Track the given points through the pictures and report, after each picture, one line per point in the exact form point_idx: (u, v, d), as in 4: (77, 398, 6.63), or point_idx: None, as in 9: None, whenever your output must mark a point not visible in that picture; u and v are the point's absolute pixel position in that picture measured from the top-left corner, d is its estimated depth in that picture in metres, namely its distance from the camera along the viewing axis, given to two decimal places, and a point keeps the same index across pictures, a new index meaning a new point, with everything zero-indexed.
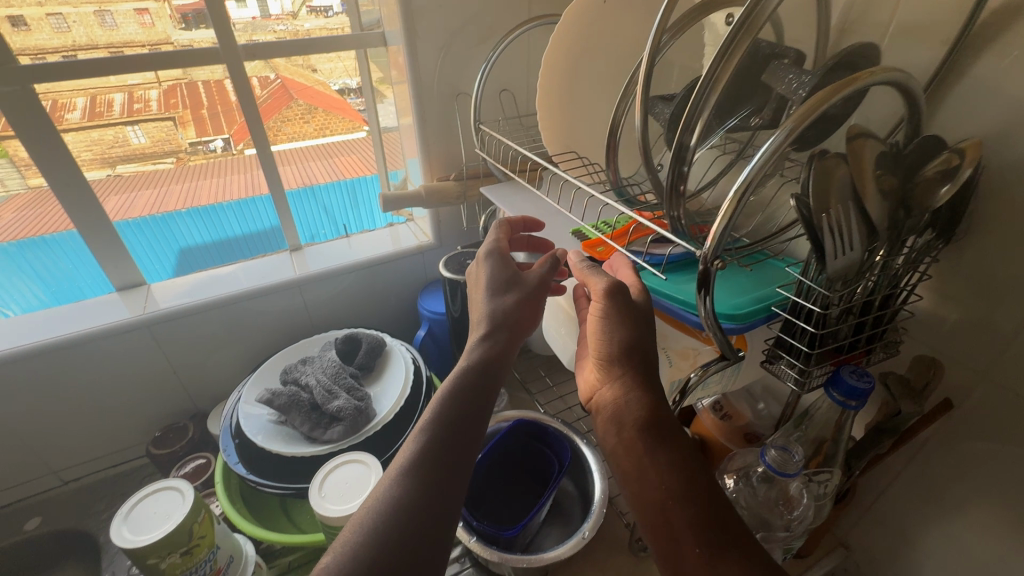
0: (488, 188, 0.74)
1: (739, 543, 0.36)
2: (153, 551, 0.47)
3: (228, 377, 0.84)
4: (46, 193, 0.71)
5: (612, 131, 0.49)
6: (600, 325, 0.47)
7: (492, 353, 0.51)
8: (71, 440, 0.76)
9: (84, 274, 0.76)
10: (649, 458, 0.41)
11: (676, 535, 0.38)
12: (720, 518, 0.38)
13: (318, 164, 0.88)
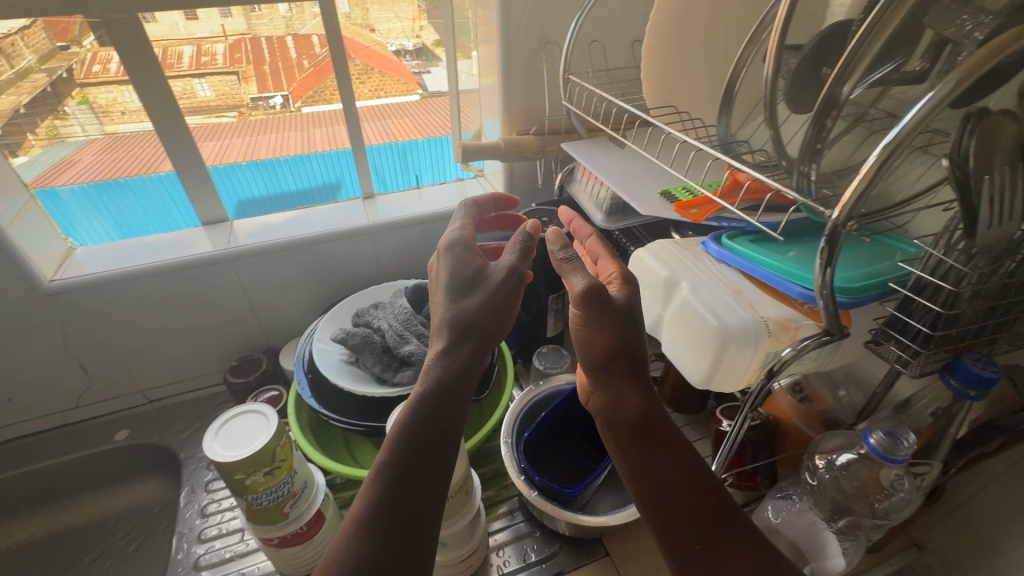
0: (569, 145, 0.71)
1: (738, 543, 0.38)
2: (240, 468, 0.50)
3: (298, 318, 0.87)
4: (123, 139, 0.73)
5: (730, 81, 0.49)
6: (582, 332, 0.44)
7: (454, 369, 0.43)
8: (157, 362, 0.81)
9: (152, 218, 0.80)
10: (643, 461, 0.41)
11: (678, 536, 0.39)
12: (718, 521, 0.39)
13: (371, 125, 0.85)
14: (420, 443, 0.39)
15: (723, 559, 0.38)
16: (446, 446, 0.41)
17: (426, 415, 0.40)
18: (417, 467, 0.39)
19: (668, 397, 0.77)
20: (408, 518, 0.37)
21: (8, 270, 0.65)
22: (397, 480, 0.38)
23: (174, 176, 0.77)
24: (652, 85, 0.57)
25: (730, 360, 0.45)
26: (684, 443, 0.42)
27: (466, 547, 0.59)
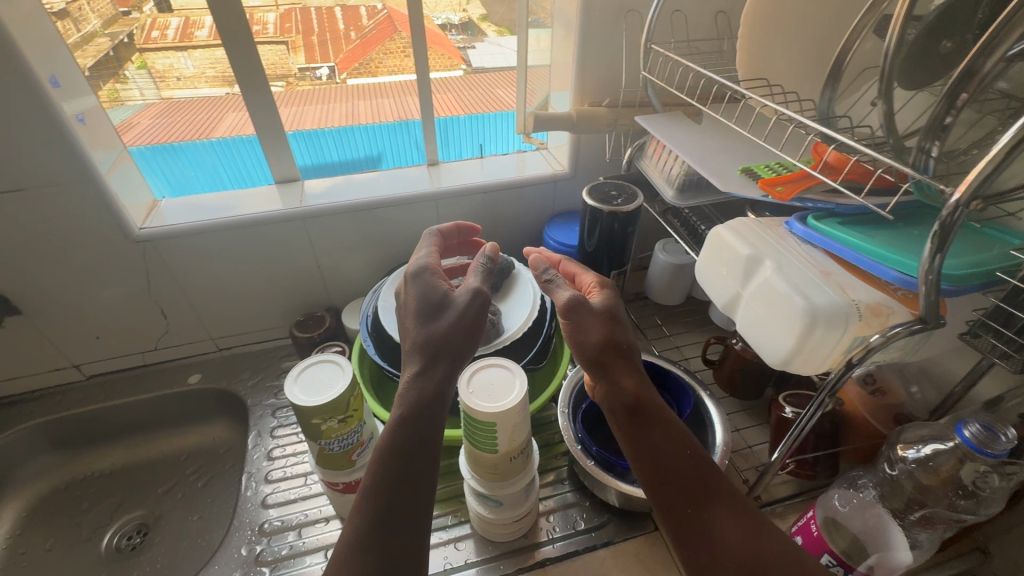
0: (643, 119, 0.70)
1: (725, 503, 0.42)
2: (318, 413, 0.52)
3: (360, 279, 0.89)
4: (178, 104, 0.78)
5: (839, 60, 0.50)
6: (571, 329, 0.50)
7: (428, 388, 0.47)
8: (229, 312, 0.86)
9: (201, 180, 0.81)
10: (640, 440, 0.46)
11: (670, 500, 0.43)
12: (706, 487, 0.43)
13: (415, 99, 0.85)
14: (421, 419, 0.45)
15: (713, 518, 0.42)
16: (439, 425, 0.46)
17: (420, 400, 0.46)
18: (418, 441, 0.44)
19: (724, 380, 0.76)
20: (407, 485, 0.42)
21: (105, 217, 0.70)
22: (401, 452, 0.43)
23: (226, 140, 0.79)
24: (746, 56, 0.56)
25: (813, 341, 0.43)
26: (674, 422, 0.46)
27: (520, 509, 0.61)
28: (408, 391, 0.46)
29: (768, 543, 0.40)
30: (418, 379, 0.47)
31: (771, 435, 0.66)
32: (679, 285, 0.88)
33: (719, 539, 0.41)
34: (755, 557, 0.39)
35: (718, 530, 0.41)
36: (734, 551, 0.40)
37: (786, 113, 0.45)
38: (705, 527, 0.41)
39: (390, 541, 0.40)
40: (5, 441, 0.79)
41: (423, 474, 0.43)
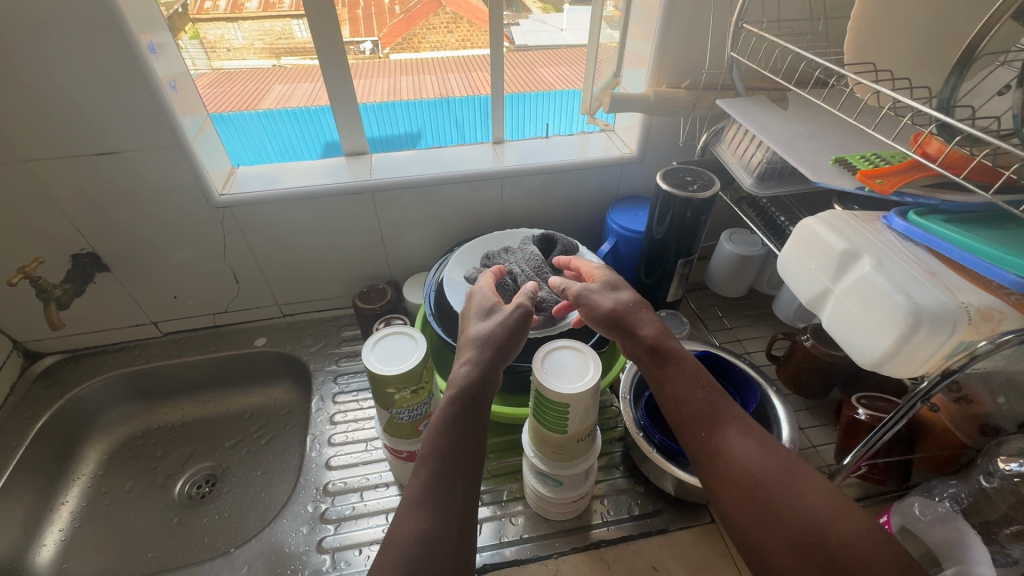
0: (724, 102, 0.68)
1: (734, 427, 0.47)
2: (393, 382, 0.54)
3: (420, 255, 0.91)
4: (227, 76, 0.79)
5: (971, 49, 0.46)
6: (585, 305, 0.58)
7: (475, 374, 0.50)
8: (295, 280, 0.89)
9: (250, 151, 0.83)
10: (661, 379, 0.52)
11: (688, 428, 0.49)
12: (718, 416, 0.48)
13: (456, 78, 0.85)
14: (470, 396, 0.49)
15: (724, 439, 0.47)
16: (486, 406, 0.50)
17: (470, 384, 0.50)
18: (467, 416, 0.48)
19: (788, 376, 0.74)
20: (455, 452, 0.46)
21: (189, 181, 0.73)
22: (449, 425, 0.47)
23: (272, 112, 0.80)
24: (855, 42, 0.55)
25: (914, 345, 0.41)
26: (690, 364, 0.52)
27: (578, 490, 0.61)
28: (458, 376, 0.50)
29: (777, 461, 0.44)
30: (469, 364, 0.51)
31: (840, 436, 0.65)
32: (743, 276, 0.85)
33: (730, 456, 0.46)
34: (762, 470, 0.44)
35: (727, 450, 0.46)
36: (742, 465, 0.45)
37: (901, 101, 0.42)
38: (716, 447, 0.47)
39: (440, 499, 0.43)
40: (91, 388, 0.85)
41: (473, 449, 0.47)
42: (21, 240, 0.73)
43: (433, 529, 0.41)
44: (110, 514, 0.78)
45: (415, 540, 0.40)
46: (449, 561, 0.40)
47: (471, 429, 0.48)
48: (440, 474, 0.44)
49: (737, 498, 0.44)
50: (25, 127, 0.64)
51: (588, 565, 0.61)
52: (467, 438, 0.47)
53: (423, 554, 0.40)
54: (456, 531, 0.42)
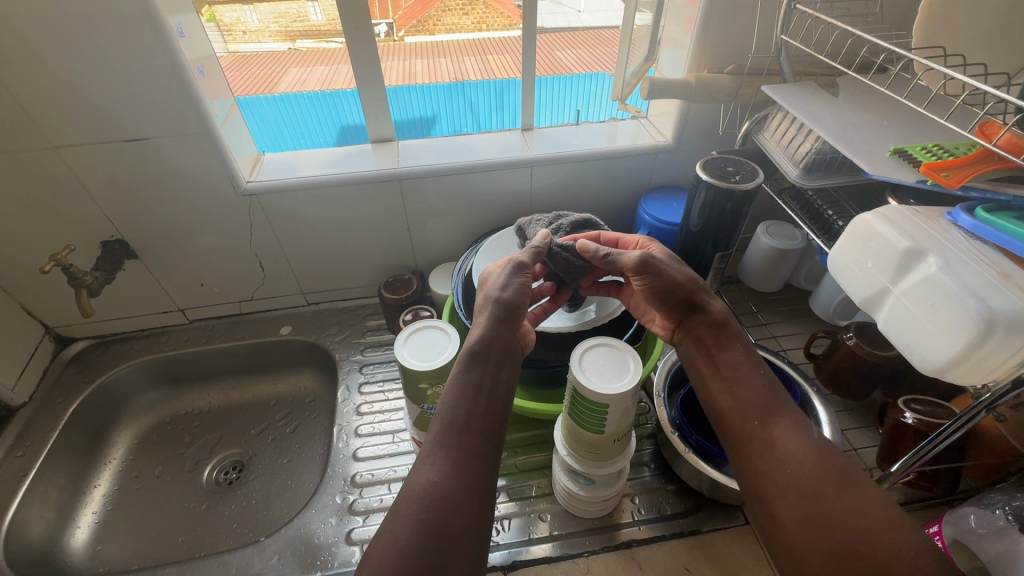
0: (770, 87, 0.64)
1: (790, 420, 0.46)
2: (426, 377, 0.53)
3: (447, 245, 0.89)
4: (243, 59, 0.78)
5: None
6: (653, 276, 0.55)
7: (488, 335, 0.50)
8: (321, 268, 0.88)
9: (265, 133, 0.81)
10: (721, 358, 0.52)
11: (740, 415, 0.48)
12: (775, 409, 0.47)
13: (472, 61, 0.84)
14: (483, 353, 0.49)
15: (779, 432, 0.45)
16: (500, 365, 0.50)
17: (484, 341, 0.49)
18: (480, 376, 0.47)
19: (827, 375, 0.72)
20: (467, 408, 0.45)
21: (216, 168, 0.72)
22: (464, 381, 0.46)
23: (289, 96, 0.79)
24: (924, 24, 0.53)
25: (986, 352, 0.39)
26: (750, 352, 0.52)
27: (611, 489, 0.60)
28: (473, 334, 0.50)
29: (832, 462, 0.42)
30: (483, 325, 0.51)
31: (884, 441, 0.62)
32: (780, 271, 0.83)
33: (783, 450, 0.44)
34: (817, 468, 0.42)
35: (780, 438, 0.45)
36: (796, 460, 0.43)
37: (979, 87, 0.38)
38: (770, 438, 0.45)
39: (450, 452, 0.42)
40: (121, 374, 0.86)
41: (487, 405, 0.46)
42: (52, 226, 0.73)
43: (443, 483, 0.40)
44: (141, 498, 0.79)
45: (425, 493, 0.39)
46: (463, 519, 0.39)
47: (484, 389, 0.47)
48: (453, 426, 0.43)
49: (783, 492, 0.42)
50: (55, 112, 0.63)
51: (621, 565, 0.60)
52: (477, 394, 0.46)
53: (431, 506, 0.39)
54: (469, 487, 0.41)
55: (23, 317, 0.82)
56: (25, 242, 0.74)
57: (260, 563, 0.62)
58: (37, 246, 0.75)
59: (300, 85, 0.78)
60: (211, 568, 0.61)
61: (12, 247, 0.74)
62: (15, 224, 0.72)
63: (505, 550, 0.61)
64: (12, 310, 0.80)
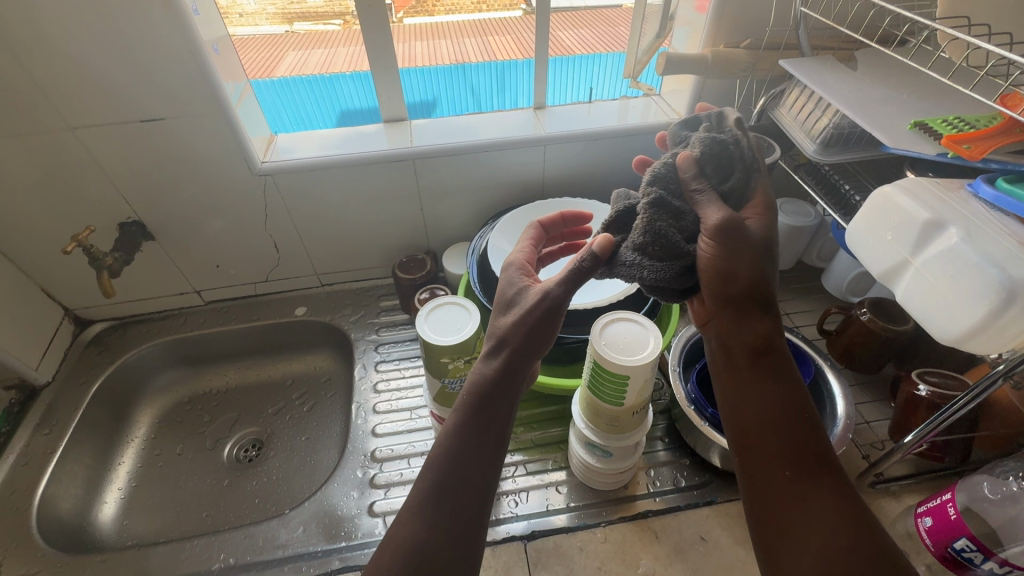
0: (788, 62, 0.64)
1: (829, 480, 0.39)
2: (448, 352, 0.54)
3: (460, 224, 0.89)
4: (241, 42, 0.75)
5: None
6: (723, 253, 0.43)
7: (492, 374, 0.46)
8: (335, 249, 0.89)
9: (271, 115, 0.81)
10: (758, 383, 0.43)
11: (773, 456, 0.40)
12: (817, 460, 0.40)
13: (472, 42, 0.84)
14: (486, 399, 0.45)
15: (814, 493, 0.39)
16: (501, 416, 0.45)
17: (488, 382, 0.45)
18: (478, 428, 0.44)
19: (839, 350, 0.72)
20: (461, 459, 0.43)
21: (232, 148, 0.72)
22: (463, 429, 0.44)
23: (287, 80, 0.79)
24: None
25: (1006, 322, 0.39)
26: (793, 380, 0.43)
27: (627, 462, 0.61)
28: (476, 375, 0.47)
29: (868, 533, 0.37)
30: (490, 361, 0.47)
31: (897, 413, 0.63)
32: (793, 248, 0.83)
33: (816, 511, 0.38)
34: (851, 539, 0.37)
35: (813, 500, 0.38)
36: (826, 532, 0.37)
37: (1008, 58, 0.38)
38: (803, 492, 0.39)
39: (437, 508, 0.41)
40: (140, 355, 0.87)
41: (483, 457, 0.43)
42: (70, 208, 0.74)
43: (428, 541, 0.40)
44: (165, 475, 0.81)
45: (406, 547, 0.40)
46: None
47: (482, 439, 0.44)
48: (442, 483, 0.42)
49: (803, 562, 0.37)
50: (71, 92, 0.63)
51: (638, 534, 0.61)
52: (474, 446, 0.43)
53: (410, 565, 0.39)
54: (450, 549, 0.40)
55: (43, 298, 0.82)
56: (44, 223, 0.74)
57: (285, 534, 0.63)
58: (57, 228, 0.76)
59: (298, 68, 0.79)
60: (238, 539, 0.63)
61: (32, 229, 0.75)
62: (34, 205, 0.72)
63: (525, 522, 0.63)
64: (33, 292, 0.81)
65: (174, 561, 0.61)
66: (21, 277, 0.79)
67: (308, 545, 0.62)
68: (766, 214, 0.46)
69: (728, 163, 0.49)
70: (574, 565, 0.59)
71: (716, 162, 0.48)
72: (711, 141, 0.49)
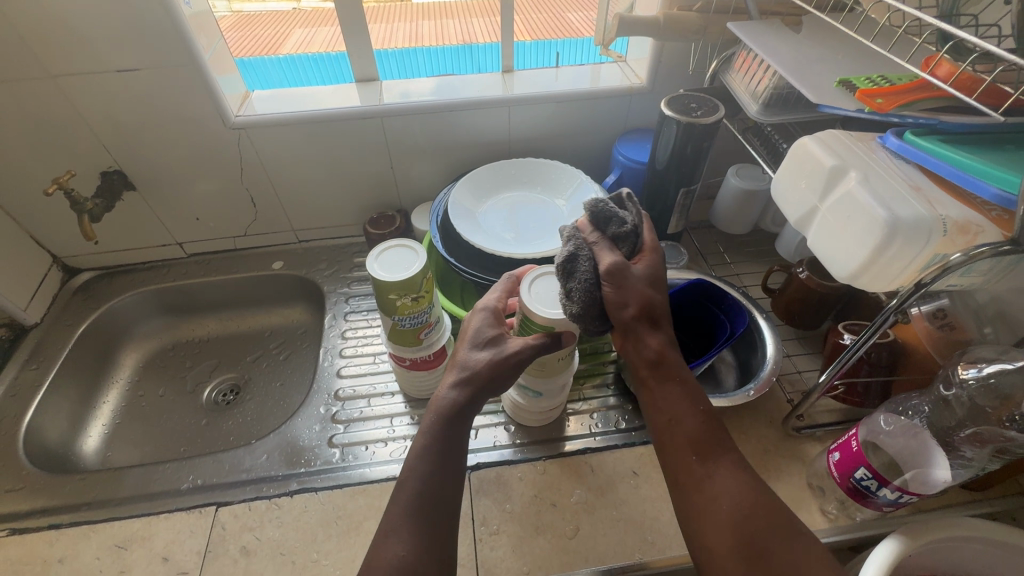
0: (735, 24, 0.67)
1: (728, 459, 0.45)
2: (394, 289, 0.58)
3: (430, 184, 0.93)
4: (246, 17, 0.90)
5: None
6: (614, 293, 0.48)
7: (461, 399, 0.49)
8: (310, 206, 0.93)
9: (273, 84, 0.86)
10: (662, 391, 0.48)
11: (678, 447, 0.46)
12: (715, 444, 0.46)
13: (480, 22, 0.91)
14: (453, 421, 0.49)
15: (716, 468, 0.45)
16: (465, 435, 0.50)
17: (454, 408, 0.49)
18: (447, 445, 0.48)
19: (781, 308, 0.76)
20: (435, 478, 0.47)
21: (205, 101, 0.75)
22: (432, 450, 0.47)
23: (294, 59, 0.86)
24: None
25: (889, 256, 0.43)
26: (690, 383, 0.49)
27: (555, 400, 0.65)
28: (439, 400, 0.50)
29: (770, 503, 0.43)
30: (451, 388, 0.50)
31: (824, 361, 0.67)
32: (748, 212, 0.86)
33: (717, 486, 0.44)
34: (755, 505, 0.43)
35: (715, 479, 0.44)
36: (733, 498, 0.43)
37: (904, 10, 0.41)
38: (708, 472, 0.45)
39: (419, 523, 0.45)
40: (124, 302, 0.92)
41: (451, 473, 0.48)
42: (53, 155, 0.78)
43: (412, 556, 0.43)
44: (146, 414, 0.86)
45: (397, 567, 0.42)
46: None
47: (450, 457, 0.48)
48: (423, 501, 0.46)
49: (717, 529, 0.42)
50: (48, 41, 0.66)
51: (575, 467, 0.66)
52: (445, 463, 0.47)
53: None
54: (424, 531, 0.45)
55: (30, 244, 0.87)
56: (30, 169, 0.78)
57: (250, 460, 0.68)
58: (42, 175, 0.80)
59: (303, 45, 0.87)
60: (206, 464, 0.68)
61: (18, 174, 0.79)
62: (18, 151, 0.76)
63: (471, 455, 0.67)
64: (21, 238, 0.85)
65: (148, 481, 0.67)
66: (9, 222, 0.83)
67: (271, 470, 0.67)
68: (649, 257, 0.51)
69: (618, 220, 0.52)
70: (512, 492, 0.63)
71: (602, 223, 0.52)
72: (592, 208, 0.53)
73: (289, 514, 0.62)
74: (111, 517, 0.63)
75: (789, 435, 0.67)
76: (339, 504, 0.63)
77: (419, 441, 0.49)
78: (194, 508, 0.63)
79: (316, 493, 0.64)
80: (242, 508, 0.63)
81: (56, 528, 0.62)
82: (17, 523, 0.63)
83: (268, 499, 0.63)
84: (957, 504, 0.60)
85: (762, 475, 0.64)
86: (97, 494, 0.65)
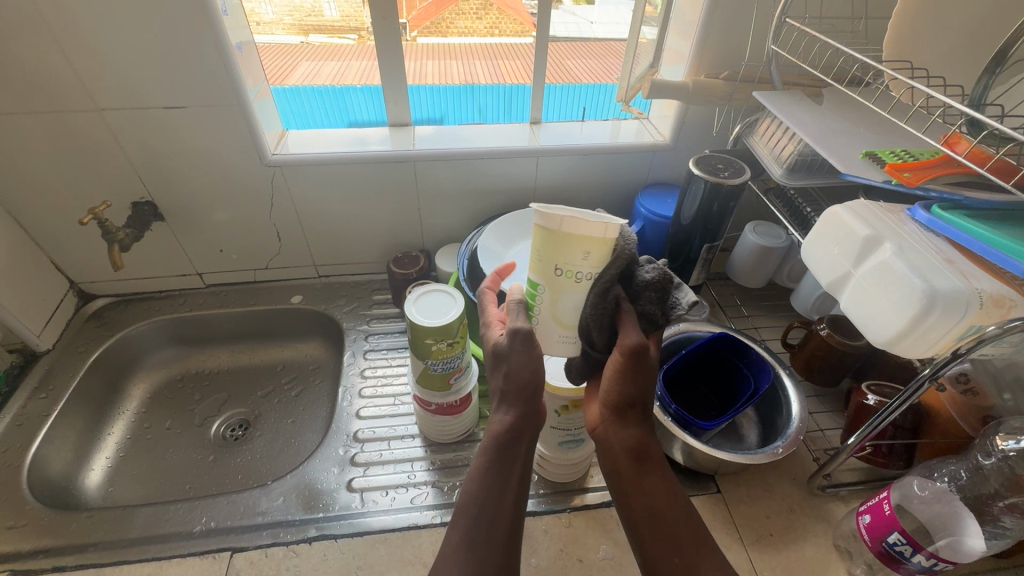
0: (761, 93, 0.70)
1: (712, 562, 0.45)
2: (432, 334, 0.60)
3: (453, 226, 0.95)
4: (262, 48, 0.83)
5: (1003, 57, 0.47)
6: (624, 376, 0.46)
7: (512, 420, 0.47)
8: (334, 242, 0.94)
9: (289, 107, 0.87)
10: (642, 479, 0.48)
11: (663, 551, 0.45)
12: (696, 550, 0.45)
13: (483, 65, 0.91)
14: (510, 445, 0.47)
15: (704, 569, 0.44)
16: (525, 454, 0.48)
17: (507, 431, 0.47)
18: (504, 468, 0.47)
19: (801, 363, 0.77)
20: (491, 499, 0.45)
21: (247, 140, 0.77)
22: (488, 475, 0.46)
23: (298, 88, 0.86)
24: (895, 36, 0.60)
25: (928, 325, 0.45)
26: (667, 476, 0.49)
27: (589, 448, 0.66)
28: (494, 422, 0.48)
29: None
30: (506, 409, 0.48)
31: (848, 420, 0.68)
32: (764, 267, 0.88)
33: None
34: None
35: None
36: None
37: (941, 98, 0.43)
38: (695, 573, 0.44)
39: (474, 549, 0.43)
40: (138, 331, 0.91)
41: (509, 494, 0.46)
42: (87, 184, 0.79)
43: None
44: (151, 447, 0.84)
45: None
46: None
47: (507, 479, 0.47)
48: (475, 523, 0.44)
49: None
50: (100, 77, 0.68)
51: (600, 520, 0.65)
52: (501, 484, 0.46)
53: None
54: None
55: (50, 269, 0.86)
56: (63, 196, 0.79)
57: (266, 503, 0.66)
58: (73, 203, 0.80)
59: (310, 79, 0.87)
60: (218, 505, 0.66)
61: (49, 202, 0.79)
62: (53, 179, 0.77)
63: None
64: (42, 263, 0.85)
65: (157, 521, 0.64)
66: (33, 247, 0.83)
67: (287, 514, 0.65)
68: (624, 362, 0.45)
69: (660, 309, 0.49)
70: (537, 545, 0.62)
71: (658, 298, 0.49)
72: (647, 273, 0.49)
73: (308, 562, 0.60)
74: (118, 560, 0.60)
75: (814, 494, 0.67)
76: (358, 553, 0.61)
77: (474, 464, 0.48)
78: (208, 553, 0.61)
79: (335, 541, 0.62)
80: (259, 555, 0.61)
81: (61, 570, 0.60)
82: (19, 564, 0.60)
83: (285, 546, 0.61)
84: (986, 572, 0.60)
85: (789, 535, 0.64)
86: (105, 534, 0.63)
